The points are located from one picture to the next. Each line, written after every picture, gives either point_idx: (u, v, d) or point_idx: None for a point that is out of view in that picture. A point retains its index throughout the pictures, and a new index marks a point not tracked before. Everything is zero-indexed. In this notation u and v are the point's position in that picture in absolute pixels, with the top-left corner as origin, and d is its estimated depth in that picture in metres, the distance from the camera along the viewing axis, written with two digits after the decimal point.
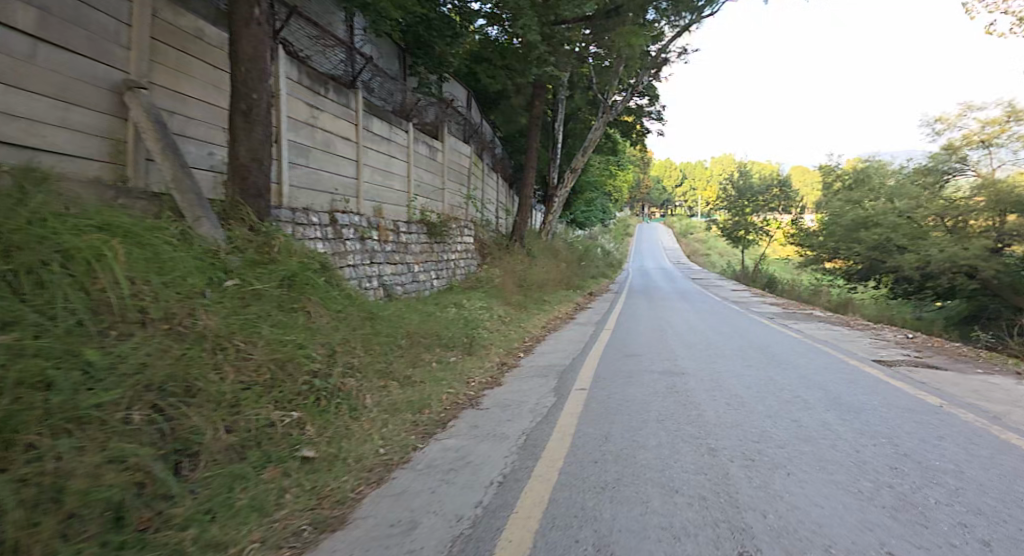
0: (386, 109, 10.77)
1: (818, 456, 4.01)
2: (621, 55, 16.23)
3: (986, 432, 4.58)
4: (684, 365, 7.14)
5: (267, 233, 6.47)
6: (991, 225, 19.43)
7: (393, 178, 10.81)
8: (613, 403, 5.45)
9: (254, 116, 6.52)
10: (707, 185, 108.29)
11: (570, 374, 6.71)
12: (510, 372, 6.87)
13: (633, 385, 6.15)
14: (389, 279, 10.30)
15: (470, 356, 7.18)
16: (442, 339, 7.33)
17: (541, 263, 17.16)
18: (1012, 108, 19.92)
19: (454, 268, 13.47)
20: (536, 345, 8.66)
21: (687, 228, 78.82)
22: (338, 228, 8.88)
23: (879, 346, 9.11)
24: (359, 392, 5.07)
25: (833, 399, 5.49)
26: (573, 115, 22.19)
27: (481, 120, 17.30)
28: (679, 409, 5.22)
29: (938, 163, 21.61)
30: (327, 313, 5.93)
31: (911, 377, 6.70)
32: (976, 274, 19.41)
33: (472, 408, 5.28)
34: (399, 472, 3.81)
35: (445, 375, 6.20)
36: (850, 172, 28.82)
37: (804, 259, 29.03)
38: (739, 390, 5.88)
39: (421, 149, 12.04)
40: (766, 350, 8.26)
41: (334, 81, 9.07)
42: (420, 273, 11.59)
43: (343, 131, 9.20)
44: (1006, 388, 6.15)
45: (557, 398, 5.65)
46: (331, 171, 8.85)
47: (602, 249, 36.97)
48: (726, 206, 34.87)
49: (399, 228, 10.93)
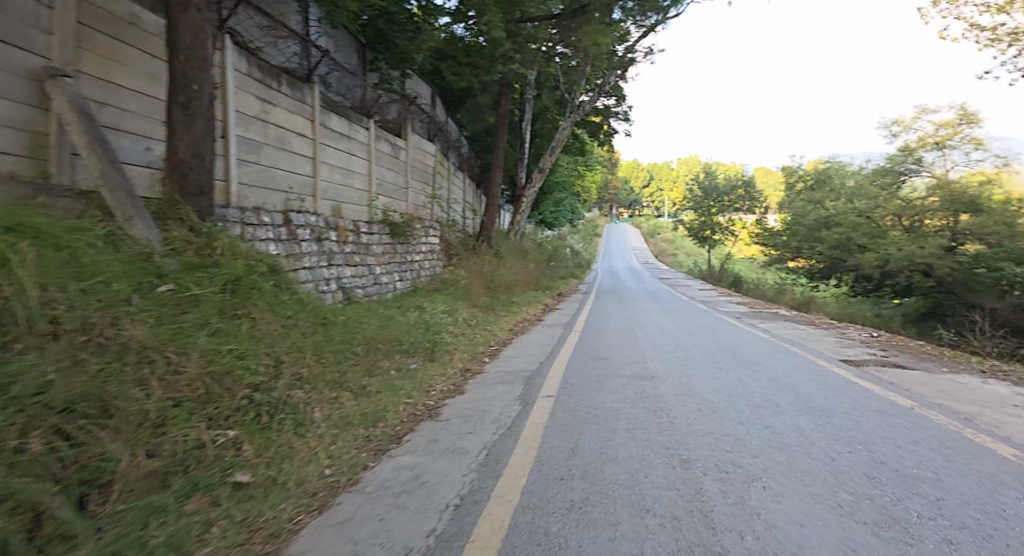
0: (345, 105, 10.33)
1: (794, 466, 3.80)
2: (587, 54, 16.09)
3: (959, 435, 4.45)
4: (654, 368, 6.92)
5: (210, 234, 6.01)
6: (946, 224, 20.06)
7: (353, 177, 10.36)
8: (581, 410, 5.19)
9: (195, 109, 6.04)
10: (673, 186, 109.82)
11: (537, 380, 6.42)
12: (474, 379, 6.54)
13: (602, 391, 5.90)
14: (349, 282, 9.87)
15: (432, 363, 6.82)
16: (401, 345, 6.96)
17: (509, 264, 16.87)
18: (963, 112, 20.69)
19: (419, 269, 13.07)
20: (502, 349, 8.36)
21: (654, 228, 79.58)
22: (293, 228, 8.42)
23: (845, 345, 9.08)
24: (307, 405, 4.69)
25: (805, 403, 5.32)
26: (540, 115, 21.97)
27: (446, 118, 16.91)
28: (649, 417, 4.98)
29: (894, 164, 22.23)
30: (275, 320, 5.52)
31: (880, 377, 6.61)
32: (932, 273, 19.90)
33: (431, 420, 4.95)
34: (345, 496, 3.45)
35: (404, 384, 5.84)
36: (812, 173, 29.38)
37: (768, 258, 29.45)
38: (711, 394, 5.68)
39: (383, 147, 11.61)
40: (736, 351, 8.12)
41: (287, 75, 8.60)
42: (382, 275, 11.16)
43: (298, 127, 8.74)
44: (973, 388, 6.09)
45: (522, 407, 5.35)
46: (285, 168, 8.40)
47: (571, 249, 36.95)
48: (693, 206, 35.14)
49: (359, 228, 10.49)
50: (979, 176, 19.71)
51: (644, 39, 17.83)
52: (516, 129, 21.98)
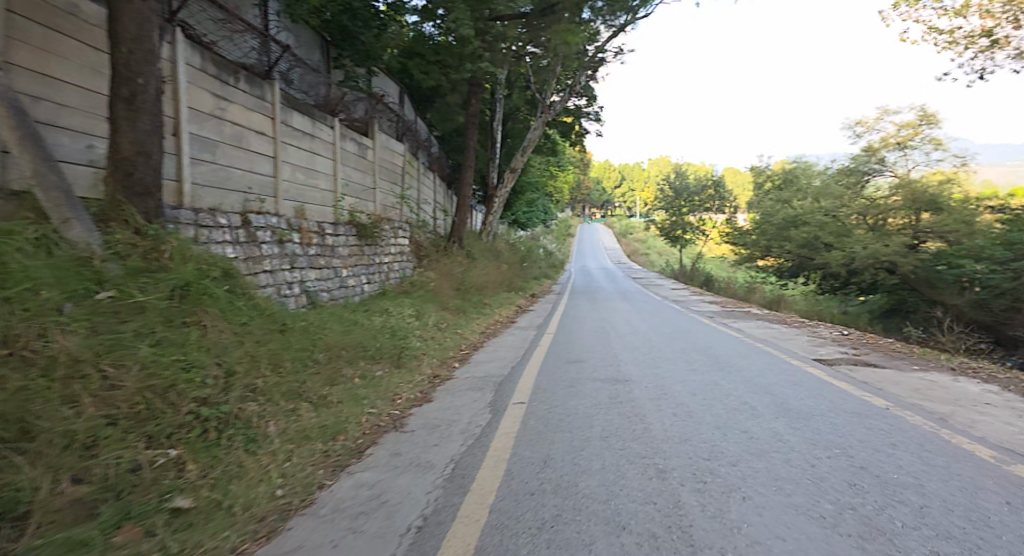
0: (308, 103, 9.94)
1: (775, 475, 3.65)
2: (558, 54, 15.94)
3: (936, 437, 4.38)
4: (628, 371, 6.76)
5: (157, 236, 5.62)
6: (908, 222, 20.53)
7: (317, 177, 9.99)
8: (554, 417, 4.99)
9: (140, 104, 5.65)
10: (645, 186, 110.87)
11: (508, 385, 6.20)
12: (442, 385, 6.28)
13: (575, 396, 5.71)
14: (313, 286, 9.50)
15: (398, 371, 6.54)
16: (366, 352, 6.65)
17: (481, 265, 16.63)
18: (924, 113, 21.18)
19: (388, 272, 12.73)
20: (473, 353, 8.11)
21: (626, 228, 80.09)
22: (252, 230, 8.04)
23: (817, 344, 9.08)
24: (261, 419, 4.38)
25: (780, 405, 5.22)
26: (511, 115, 21.74)
27: (415, 118, 16.55)
28: (624, 423, 4.79)
29: (859, 164, 22.72)
30: (229, 327, 5.18)
31: (853, 377, 6.57)
32: (896, 270, 20.30)
33: (395, 431, 4.68)
34: (297, 521, 3.18)
35: (368, 393, 5.55)
36: (779, 173, 29.82)
37: (739, 257, 29.77)
38: (686, 398, 5.53)
39: (349, 146, 11.24)
40: (710, 352, 8.03)
41: (245, 71, 8.19)
42: (348, 278, 10.81)
43: (258, 125, 8.35)
44: (945, 386, 6.09)
45: (492, 415, 5.12)
46: (244, 168, 8.01)
47: (544, 249, 36.80)
48: (664, 206, 35.33)
49: (324, 230, 10.12)
50: (939, 175, 20.35)
51: (614, 39, 17.75)
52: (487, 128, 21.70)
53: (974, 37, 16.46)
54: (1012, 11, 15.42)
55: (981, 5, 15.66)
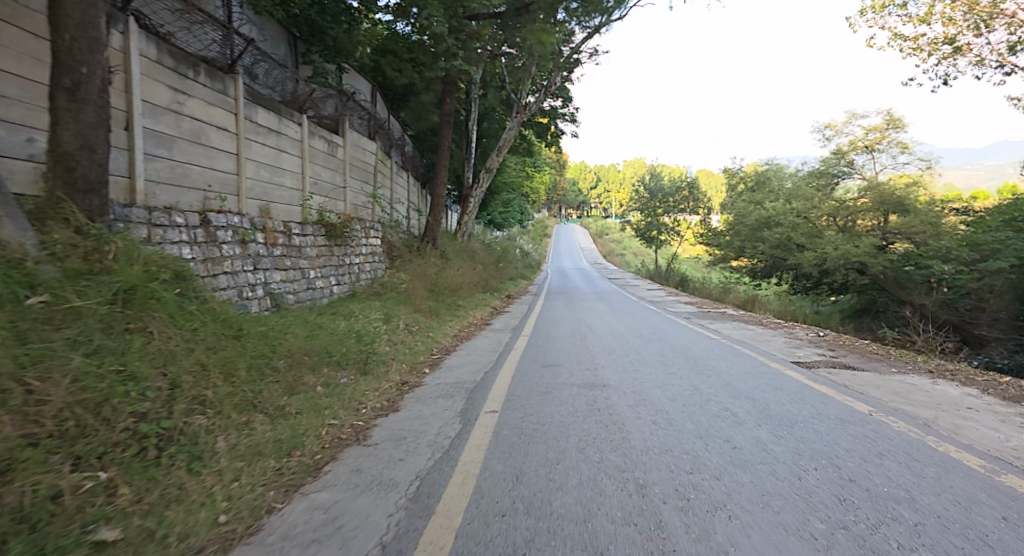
0: (276, 100, 9.42)
1: (760, 489, 3.45)
2: (533, 54, 15.68)
3: (922, 444, 4.24)
4: (606, 376, 6.52)
5: (101, 236, 5.02)
6: (876, 223, 20.81)
7: (284, 175, 9.55)
8: (528, 428, 4.71)
9: (86, 95, 4.97)
10: (621, 188, 111.60)
11: (480, 393, 5.91)
12: (410, 393, 5.97)
13: (551, 404, 5.45)
14: (278, 288, 9.09)
15: (364, 378, 6.21)
16: (330, 359, 6.30)
17: (456, 265, 16.30)
18: (890, 117, 21.51)
19: (358, 273, 12.34)
20: (445, 358, 7.80)
21: (602, 229, 80.18)
22: (211, 230, 7.59)
23: (795, 346, 8.98)
24: (208, 434, 4.02)
25: (763, 412, 5.04)
26: (486, 115, 21.42)
27: (389, 116, 16.09)
28: (602, 433, 4.54)
29: (830, 167, 22.99)
30: (179, 334, 4.77)
31: (833, 380, 6.45)
32: (866, 271, 20.50)
33: (358, 445, 4.37)
34: (241, 551, 2.86)
35: (330, 402, 5.22)
36: (752, 175, 30.09)
37: (713, 257, 29.90)
38: (666, 404, 5.32)
39: (318, 143, 10.78)
40: (689, 355, 7.85)
41: (206, 64, 7.66)
42: (316, 279, 10.40)
43: (220, 121, 7.87)
44: (926, 390, 6.00)
45: (462, 425, 4.84)
46: (205, 165, 7.55)
47: (520, 249, 36.53)
48: (638, 207, 35.32)
49: (291, 229, 9.70)
50: (905, 178, 20.77)
51: (589, 40, 17.57)
52: (461, 128, 21.34)
53: (936, 44, 16.73)
54: (973, 20, 15.70)
55: (944, 14, 15.93)
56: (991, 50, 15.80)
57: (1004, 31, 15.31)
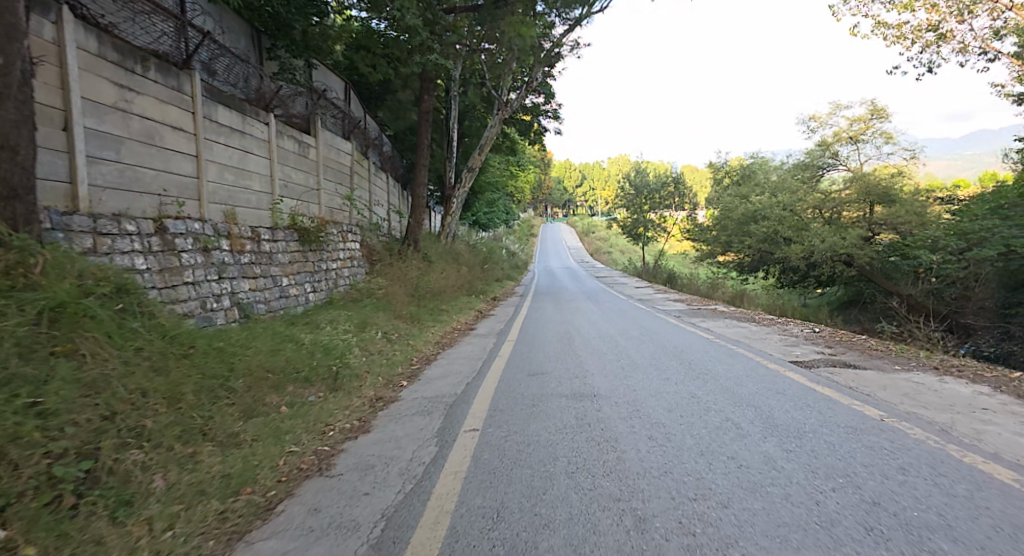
0: (238, 97, 8.83)
1: (776, 519, 3.02)
2: (513, 49, 15.19)
3: (945, 455, 3.84)
4: (597, 385, 6.07)
5: (25, 247, 4.38)
6: (862, 214, 20.63)
7: (250, 177, 8.97)
8: (512, 449, 4.25)
9: (3, 89, 4.40)
10: (606, 185, 111.57)
11: (459, 409, 5.42)
12: (384, 410, 5.47)
13: (536, 419, 4.99)
14: (247, 298, 8.52)
15: (335, 395, 5.70)
16: (295, 376, 5.78)
17: (439, 268, 15.77)
18: (874, 107, 21.32)
19: (336, 279, 11.77)
20: (423, 369, 7.29)
21: (588, 228, 79.66)
22: (168, 238, 7.02)
23: (792, 344, 8.59)
24: (143, 472, 3.52)
25: (768, 422, 4.62)
26: (467, 113, 20.87)
27: (365, 116, 15.50)
28: (593, 453, 4.10)
29: (815, 159, 22.66)
30: (117, 357, 4.22)
31: (837, 381, 6.05)
32: (853, 263, 20.32)
33: (319, 477, 3.89)
34: None
35: (292, 426, 4.73)
36: (738, 169, 29.93)
37: (700, 253, 29.60)
38: (662, 416, 4.88)
39: (288, 143, 10.20)
40: (682, 358, 7.41)
41: (158, 58, 7.08)
42: (290, 287, 9.83)
43: (176, 120, 7.30)
44: (937, 390, 5.62)
45: (438, 449, 4.36)
46: (160, 168, 6.99)
47: (505, 249, 35.99)
48: (624, 204, 34.92)
49: (260, 235, 9.11)
50: (889, 168, 20.54)
51: (570, 33, 17.10)
52: (441, 127, 20.80)
53: (920, 32, 16.55)
54: (956, 6, 15.53)
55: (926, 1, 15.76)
56: (973, 38, 15.67)
57: (987, 16, 15.15)
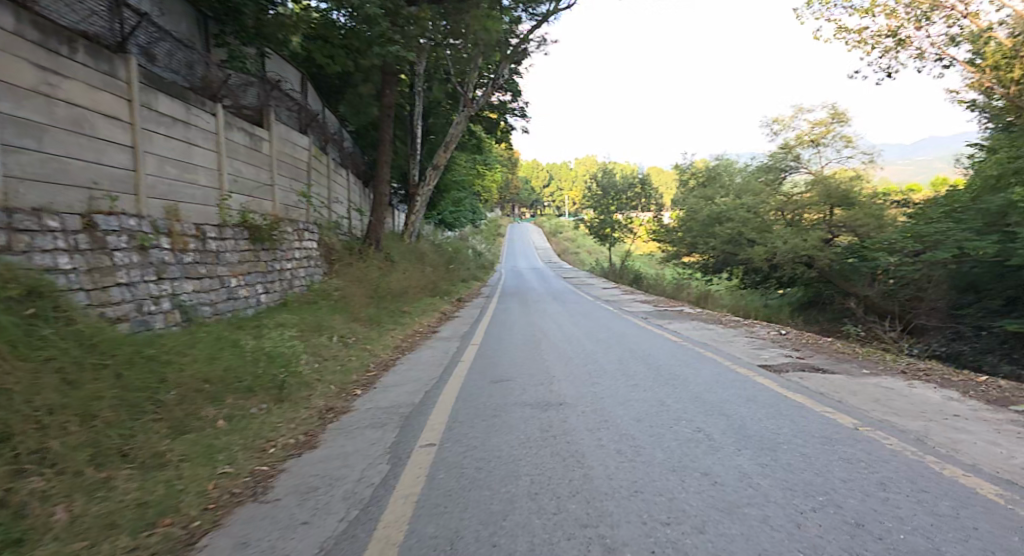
0: (181, 85, 8.24)
1: (755, 546, 2.75)
2: (479, 43, 14.84)
3: (924, 467, 3.67)
4: (563, 392, 5.78)
5: None
6: (822, 216, 20.90)
7: (197, 171, 8.40)
8: (470, 468, 3.91)
9: None
10: (574, 186, 112.12)
11: (416, 420, 5.06)
12: (333, 422, 5.08)
13: (498, 431, 4.67)
14: (190, 300, 7.94)
15: (280, 407, 5.27)
16: (235, 387, 5.33)
17: (402, 267, 15.31)
18: (835, 110, 21.66)
19: (291, 279, 11.21)
20: (380, 375, 6.91)
21: (556, 228, 80.03)
22: (99, 235, 6.43)
23: (759, 347, 8.48)
24: (41, 504, 3.08)
25: (741, 432, 4.41)
26: (432, 109, 20.41)
27: (324, 110, 14.93)
28: (558, 471, 3.79)
29: (777, 162, 22.79)
30: (22, 369, 3.75)
31: (806, 387, 5.90)
32: (814, 264, 20.65)
33: (253, 503, 3.48)
34: None
35: (228, 443, 4.31)
36: (703, 171, 30.19)
37: (666, 254, 29.77)
38: (630, 427, 4.62)
39: (238, 136, 9.62)
40: (650, 362, 7.21)
41: (88, 40, 6.49)
42: (239, 288, 9.25)
43: (110, 108, 6.72)
44: (907, 395, 5.51)
45: (389, 466, 4.01)
46: (91, 159, 6.40)
47: (472, 249, 35.60)
48: (591, 205, 34.86)
49: (206, 232, 8.54)
50: (847, 172, 20.77)
51: (538, 29, 16.83)
52: (405, 123, 20.26)
53: (880, 37, 16.89)
54: (913, 13, 15.88)
55: (886, 6, 16.06)
56: (930, 44, 16.03)
57: (943, 23, 15.55)
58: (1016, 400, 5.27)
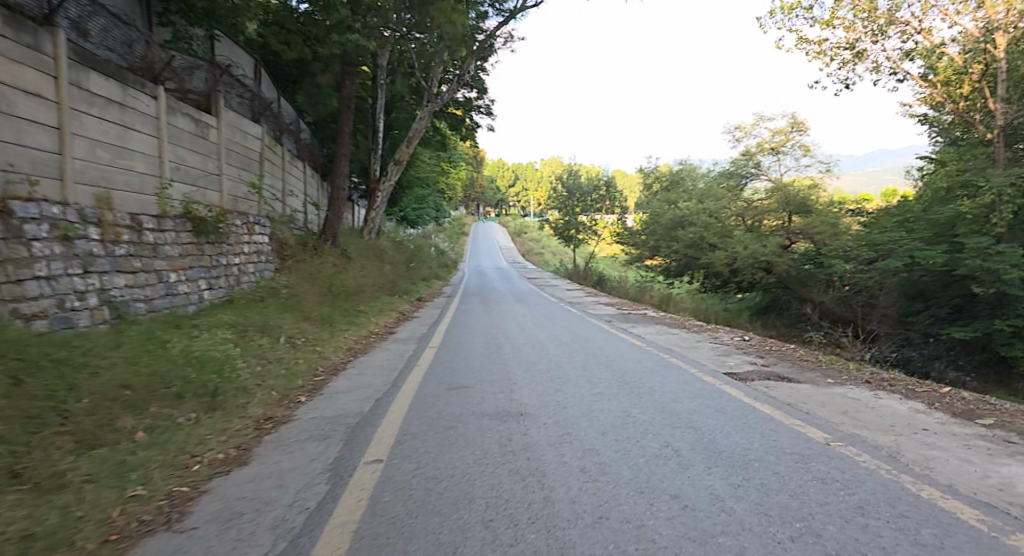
0: (117, 63, 7.57)
1: None
2: (444, 36, 14.38)
3: (900, 489, 3.48)
4: (524, 401, 5.45)
5: None
6: (781, 223, 21.23)
7: (134, 156, 7.74)
8: (419, 490, 3.53)
9: None
10: (540, 187, 112.25)
11: (364, 431, 4.65)
12: (271, 433, 4.63)
13: (453, 445, 4.31)
14: (121, 295, 7.27)
15: (211, 416, 4.79)
16: (161, 393, 4.83)
17: (359, 265, 14.76)
18: (794, 120, 21.99)
19: (238, 275, 10.56)
20: (329, 379, 6.46)
21: (520, 228, 79.92)
22: (14, 223, 5.75)
23: (723, 353, 8.35)
24: None
25: (710, 448, 4.17)
26: (395, 103, 19.85)
27: (279, 98, 14.23)
28: (517, 493, 3.46)
29: (739, 168, 23.04)
30: None
31: (772, 397, 5.73)
32: (772, 270, 20.89)
33: (165, 532, 3.03)
34: None
35: (145, 460, 3.83)
36: (667, 175, 30.36)
37: (629, 257, 29.84)
38: (594, 441, 4.32)
39: (182, 121, 8.95)
40: (615, 368, 6.96)
41: (7, 8, 5.81)
42: (179, 284, 8.61)
43: (32, 84, 6.05)
44: (874, 407, 5.38)
45: (329, 487, 3.61)
46: (6, 140, 5.73)
47: (435, 247, 34.96)
48: (556, 205, 34.68)
49: (142, 223, 7.88)
50: (804, 181, 21.12)
51: (505, 25, 16.47)
52: (366, 116, 19.62)
53: (839, 49, 17.16)
54: (871, 27, 16.15)
55: (845, 19, 16.32)
56: (886, 58, 16.38)
57: (899, 38, 15.88)
58: (981, 413, 5.20)
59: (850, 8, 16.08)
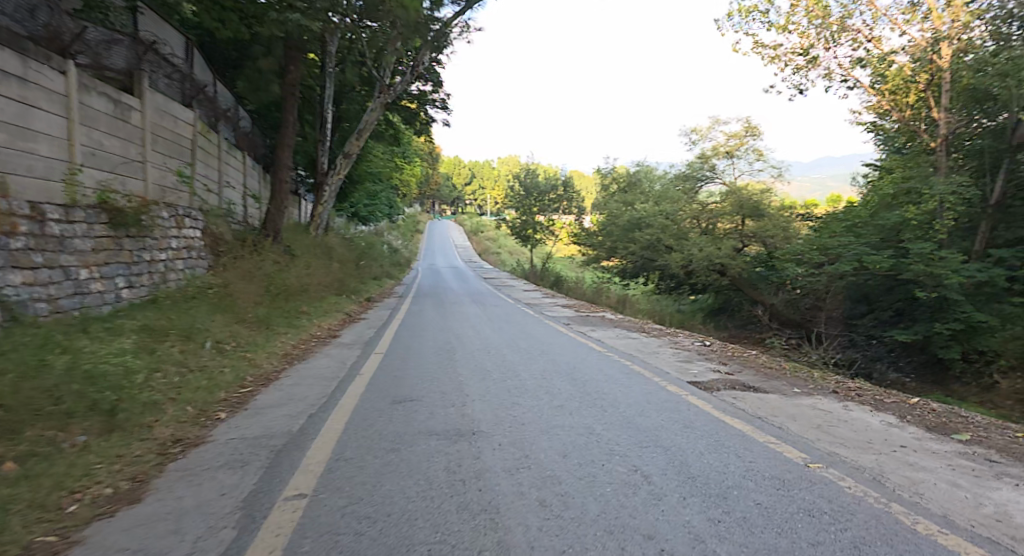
0: (15, 31, 6.62)
1: None
2: (397, 23, 13.69)
3: (897, 522, 3.11)
4: (476, 417, 4.93)
5: None
6: (734, 226, 21.43)
7: (37, 137, 6.79)
8: (347, 535, 2.93)
9: None
10: (497, 186, 111.84)
11: (289, 456, 4.02)
12: (179, 459, 3.94)
13: (393, 472, 3.74)
14: (17, 294, 6.33)
15: (106, 440, 4.07)
16: (45, 412, 4.07)
17: (304, 262, 13.92)
18: (748, 124, 22.23)
19: (164, 272, 9.63)
20: (258, 390, 5.77)
21: (477, 227, 79.17)
22: None
23: (685, 359, 8.04)
24: None
25: (682, 472, 3.75)
26: (345, 94, 18.98)
27: (216, 82, 13.22)
28: (466, 535, 2.93)
29: (695, 171, 22.90)
30: None
31: (742, 409, 5.38)
32: (726, 273, 20.92)
33: None
34: None
35: (6, 501, 3.11)
36: (624, 177, 30.36)
37: (585, 257, 29.69)
38: (555, 466, 3.83)
39: (98, 101, 8.01)
40: (575, 377, 6.51)
41: None
42: (91, 282, 7.69)
43: None
44: (846, 420, 5.12)
45: (239, 532, 2.98)
46: None
47: (388, 245, 33.92)
48: (514, 204, 34.31)
49: (45, 212, 6.93)
50: (757, 185, 21.33)
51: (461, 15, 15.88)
52: (314, 106, 18.67)
53: (794, 54, 17.35)
54: (824, 33, 16.32)
55: (800, 25, 16.46)
56: (839, 64, 16.62)
57: (850, 45, 16.14)
58: (954, 427, 4.99)
59: (805, 13, 16.23)
